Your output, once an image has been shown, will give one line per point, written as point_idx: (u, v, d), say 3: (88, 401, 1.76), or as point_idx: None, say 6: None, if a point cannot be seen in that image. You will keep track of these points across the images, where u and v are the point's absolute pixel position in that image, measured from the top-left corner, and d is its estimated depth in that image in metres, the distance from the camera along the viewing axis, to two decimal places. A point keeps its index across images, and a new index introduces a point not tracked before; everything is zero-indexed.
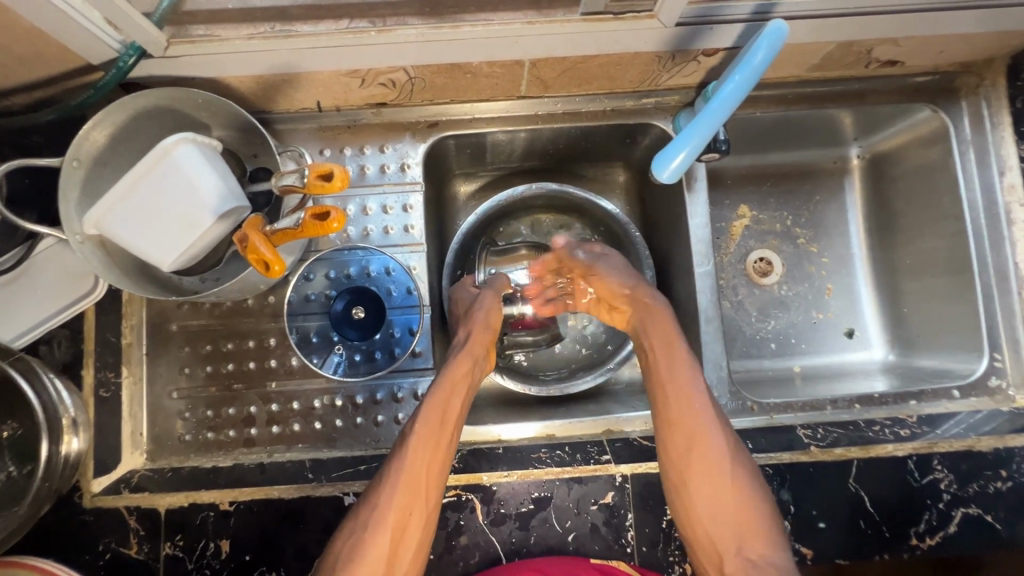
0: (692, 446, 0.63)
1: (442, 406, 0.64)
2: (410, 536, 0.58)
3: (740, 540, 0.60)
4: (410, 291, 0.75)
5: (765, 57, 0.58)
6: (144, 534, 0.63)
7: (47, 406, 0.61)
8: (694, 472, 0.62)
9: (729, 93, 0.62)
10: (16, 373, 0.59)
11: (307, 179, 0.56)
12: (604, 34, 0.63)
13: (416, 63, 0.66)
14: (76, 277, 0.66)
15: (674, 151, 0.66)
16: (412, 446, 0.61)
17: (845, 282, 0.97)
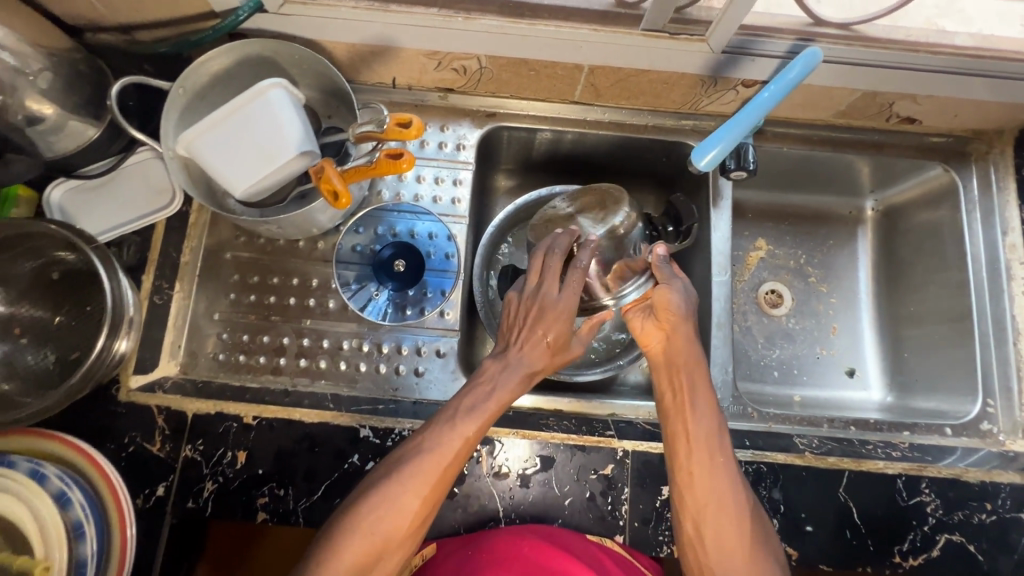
0: (721, 520, 0.62)
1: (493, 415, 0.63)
2: (417, 530, 0.59)
3: None
4: (448, 256, 0.81)
5: (800, 75, 0.68)
6: (168, 433, 0.67)
7: (115, 296, 0.65)
8: (714, 526, 0.61)
9: (764, 100, 0.72)
10: (95, 259, 0.64)
11: (387, 126, 0.62)
12: (658, 51, 0.72)
13: (490, 53, 0.74)
14: (158, 191, 0.74)
15: (711, 145, 0.74)
16: (455, 448, 0.59)
17: (850, 322, 1.03)
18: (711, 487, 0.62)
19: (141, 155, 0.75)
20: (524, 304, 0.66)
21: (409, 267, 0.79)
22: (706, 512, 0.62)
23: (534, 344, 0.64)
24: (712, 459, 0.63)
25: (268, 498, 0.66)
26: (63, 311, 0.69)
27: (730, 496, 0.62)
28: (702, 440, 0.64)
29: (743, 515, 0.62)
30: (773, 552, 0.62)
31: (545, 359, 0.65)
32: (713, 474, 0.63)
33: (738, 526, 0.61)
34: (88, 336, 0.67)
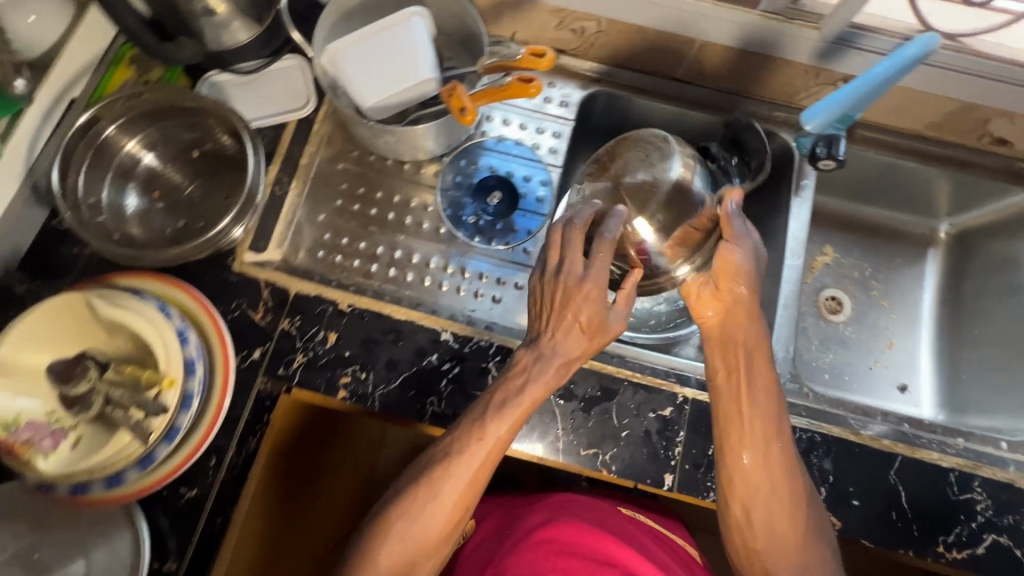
0: (773, 514, 0.62)
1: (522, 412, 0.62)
2: (455, 527, 0.62)
3: None
4: (539, 199, 0.86)
5: (919, 50, 0.68)
6: (271, 305, 0.73)
7: (255, 176, 0.73)
8: (771, 518, 0.63)
9: (874, 74, 0.72)
10: (248, 138, 0.73)
11: (523, 55, 0.67)
12: (770, 34, 0.77)
13: (612, 16, 0.81)
14: (293, 95, 0.82)
15: (817, 111, 0.78)
16: (483, 451, 0.61)
17: (908, 339, 1.04)
18: (767, 475, 0.63)
19: (284, 62, 0.83)
20: (551, 285, 0.62)
21: (503, 201, 0.86)
22: (757, 509, 0.63)
23: (567, 329, 0.61)
24: (774, 441, 0.64)
25: (350, 378, 0.71)
26: (193, 184, 0.75)
27: (788, 474, 0.63)
28: (756, 429, 0.64)
29: (798, 512, 0.63)
30: (824, 537, 0.64)
31: (579, 348, 0.62)
32: (775, 458, 0.63)
33: (795, 520, 0.63)
34: (218, 211, 0.74)
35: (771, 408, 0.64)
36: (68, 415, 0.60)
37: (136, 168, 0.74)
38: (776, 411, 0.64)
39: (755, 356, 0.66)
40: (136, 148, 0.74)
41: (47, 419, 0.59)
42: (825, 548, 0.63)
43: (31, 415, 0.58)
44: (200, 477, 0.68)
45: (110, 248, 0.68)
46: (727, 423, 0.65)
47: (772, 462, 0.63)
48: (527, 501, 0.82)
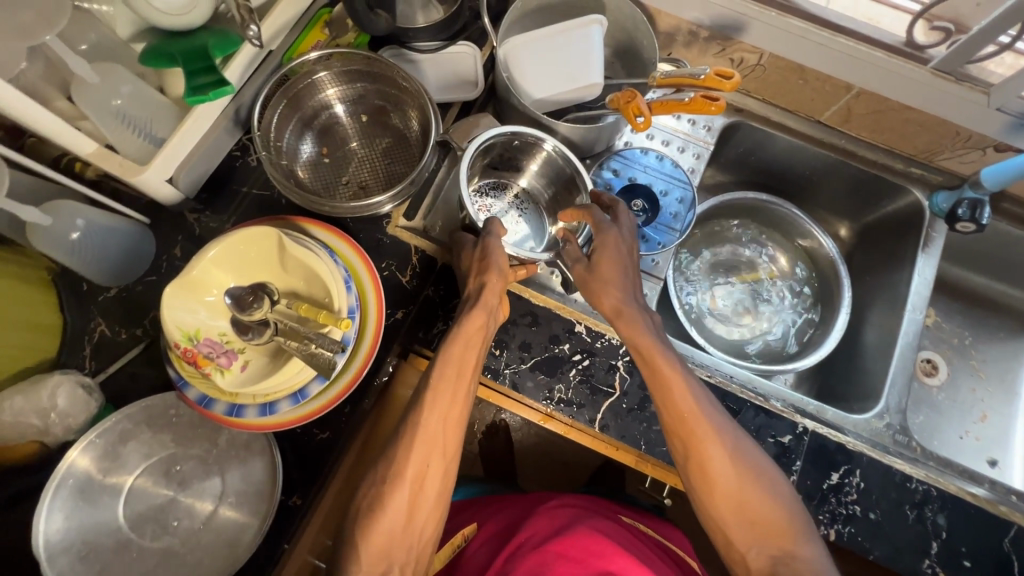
0: (707, 468, 0.65)
1: (459, 360, 0.68)
2: (428, 490, 0.65)
3: (763, 539, 0.63)
4: (674, 215, 0.88)
5: None
6: (419, 270, 0.77)
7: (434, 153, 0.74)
8: (710, 471, 0.65)
9: None
10: (433, 116, 0.74)
11: (708, 74, 0.71)
12: (936, 92, 0.78)
13: (777, 53, 0.83)
14: (463, 82, 0.86)
15: (996, 170, 0.83)
16: (431, 406, 0.66)
17: (1002, 413, 1.03)
18: (702, 441, 0.65)
19: (460, 47, 0.85)
20: (470, 258, 0.73)
21: (642, 210, 0.88)
22: (725, 511, 0.64)
23: (481, 281, 0.70)
24: (686, 402, 0.67)
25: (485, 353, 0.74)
26: (372, 146, 0.80)
27: (722, 447, 0.65)
28: (686, 404, 0.66)
29: (770, 506, 0.63)
30: (782, 491, 0.65)
31: (495, 286, 0.70)
32: (697, 423, 0.66)
33: (749, 488, 0.64)
34: (385, 181, 0.78)
35: (685, 396, 0.67)
36: (238, 339, 0.64)
37: (317, 118, 0.79)
38: (693, 381, 0.68)
39: (669, 355, 0.69)
40: (333, 96, 0.79)
41: (221, 338, 0.63)
42: (783, 497, 0.64)
43: (209, 332, 0.62)
44: (332, 420, 0.70)
45: (284, 184, 0.69)
46: (665, 397, 0.68)
47: (708, 442, 0.65)
48: (527, 507, 0.87)
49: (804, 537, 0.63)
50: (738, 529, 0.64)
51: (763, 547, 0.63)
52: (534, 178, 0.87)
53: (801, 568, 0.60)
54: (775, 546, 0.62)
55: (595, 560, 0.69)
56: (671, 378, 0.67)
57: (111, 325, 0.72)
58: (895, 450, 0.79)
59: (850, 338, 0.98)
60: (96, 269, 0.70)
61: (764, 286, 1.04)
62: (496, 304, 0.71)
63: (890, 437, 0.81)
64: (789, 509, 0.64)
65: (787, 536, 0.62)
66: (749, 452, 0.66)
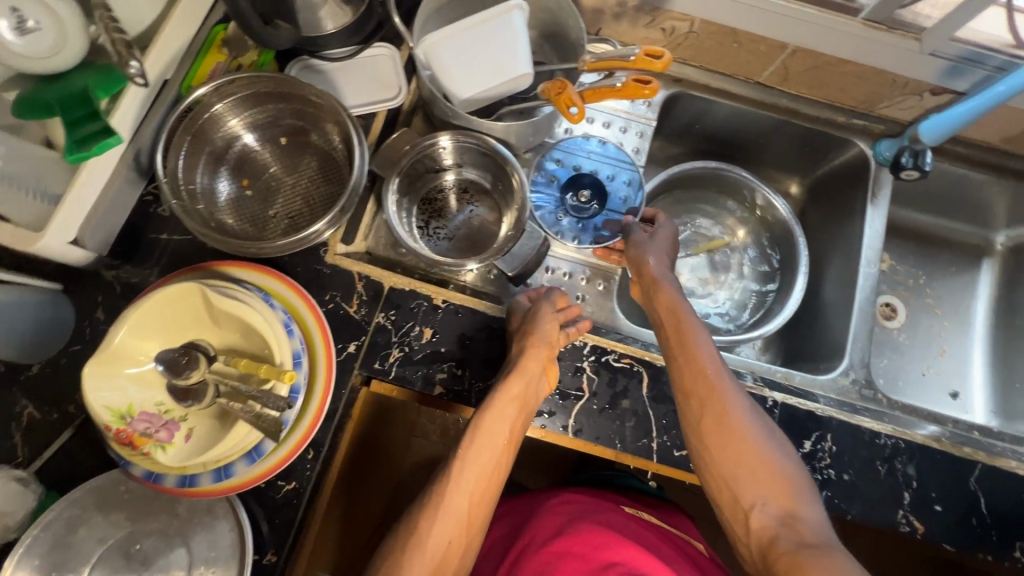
0: (720, 423, 0.65)
1: (495, 435, 0.67)
2: (450, 566, 0.62)
3: (767, 498, 0.61)
4: (623, 201, 0.87)
5: None
6: (365, 298, 0.72)
7: (362, 174, 0.69)
8: (721, 427, 0.64)
9: (997, 93, 0.74)
10: (355, 135, 0.69)
11: (637, 55, 0.68)
12: (870, 43, 0.76)
13: (707, 18, 0.80)
14: (383, 84, 0.79)
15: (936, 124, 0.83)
16: (463, 474, 0.65)
17: (959, 348, 1.06)
18: (716, 392, 0.66)
19: (377, 50, 0.80)
20: (519, 322, 0.72)
21: (592, 199, 0.87)
22: (733, 467, 0.63)
23: (526, 344, 0.68)
24: (706, 355, 0.68)
25: (447, 374, 0.71)
26: (292, 171, 0.74)
27: (733, 401, 0.66)
28: (706, 356, 0.68)
29: (777, 464, 0.62)
30: (789, 458, 0.64)
31: (540, 359, 0.67)
32: (715, 378, 0.67)
33: (757, 447, 0.63)
34: (316, 209, 0.73)
35: (708, 350, 0.69)
36: (177, 406, 0.59)
37: (230, 150, 0.73)
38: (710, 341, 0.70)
39: (693, 319, 0.72)
40: (237, 125, 0.73)
41: (159, 409, 0.58)
42: (788, 457, 0.64)
43: (143, 405, 0.57)
44: (297, 469, 0.67)
45: (208, 233, 0.65)
46: (686, 352, 0.69)
47: (722, 398, 0.66)
48: (534, 505, 0.86)
49: (808, 501, 0.61)
50: (743, 484, 0.62)
51: (767, 508, 0.61)
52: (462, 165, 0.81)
53: (805, 529, 0.58)
54: (778, 506, 0.61)
55: (597, 553, 0.68)
56: (689, 336, 0.70)
57: (39, 406, 0.67)
58: (860, 404, 0.81)
59: (810, 296, 0.98)
60: (9, 350, 0.64)
61: (721, 253, 1.04)
62: (541, 381, 0.68)
63: (856, 392, 0.82)
64: (792, 471, 0.63)
65: (792, 496, 0.61)
66: (759, 417, 0.66)
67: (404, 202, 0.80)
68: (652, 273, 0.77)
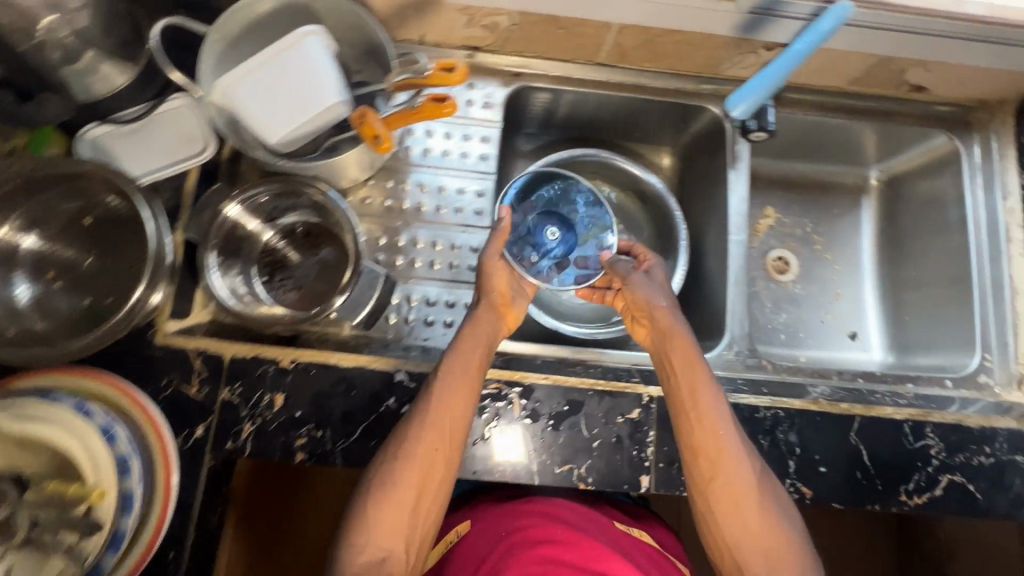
0: (732, 496, 0.63)
1: (461, 385, 0.66)
2: (416, 537, 0.62)
3: (770, 567, 0.61)
4: (477, 213, 0.84)
5: (833, 25, 0.71)
6: (206, 375, 0.68)
7: (160, 242, 0.65)
8: (723, 496, 0.63)
9: (798, 52, 0.76)
10: (139, 199, 0.65)
11: (430, 71, 0.64)
12: (688, 9, 0.73)
13: (522, 9, 0.75)
14: (189, 138, 0.72)
15: (748, 93, 0.84)
16: (425, 448, 0.63)
17: (852, 289, 1.07)
18: (726, 459, 0.64)
19: (176, 101, 0.73)
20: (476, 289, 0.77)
21: (561, 237, 0.87)
22: (735, 534, 0.63)
23: (487, 306, 0.73)
24: (715, 419, 0.65)
25: (306, 439, 0.67)
26: (95, 254, 0.69)
27: (741, 468, 0.64)
28: (716, 418, 0.65)
29: (782, 535, 0.62)
30: (793, 527, 0.63)
31: (489, 315, 0.73)
32: (719, 444, 0.64)
33: (769, 519, 0.62)
34: (118, 282, 0.67)
35: (722, 412, 0.65)
36: None
37: (20, 253, 0.66)
38: (720, 399, 0.67)
39: (709, 376, 0.68)
40: (9, 233, 0.66)
41: None
42: (795, 528, 0.63)
43: None
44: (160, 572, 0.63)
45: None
46: (697, 414, 0.66)
47: (733, 470, 0.63)
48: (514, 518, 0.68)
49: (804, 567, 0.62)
50: (747, 552, 0.62)
51: None
52: (282, 211, 0.76)
53: None
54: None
55: (593, 565, 0.59)
56: (704, 401, 0.66)
57: None
58: (745, 376, 0.80)
59: (694, 269, 0.96)
60: None
61: None
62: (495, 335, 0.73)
63: (740, 364, 0.82)
64: (798, 540, 0.63)
65: (789, 565, 0.61)
66: (769, 484, 0.65)
67: (240, 271, 0.74)
68: (665, 318, 0.73)
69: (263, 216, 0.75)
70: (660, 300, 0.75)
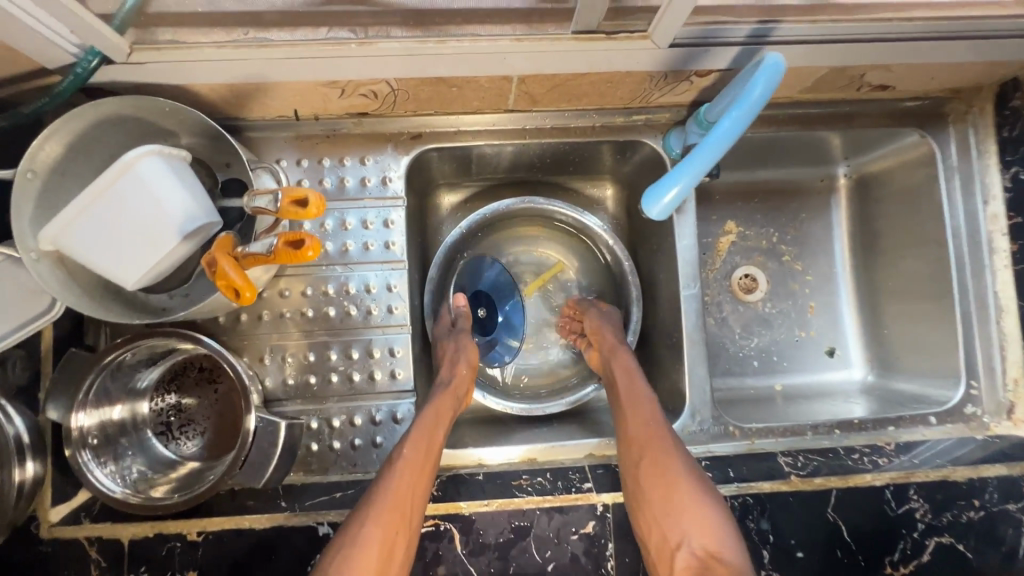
0: (660, 470, 0.62)
1: (425, 435, 0.65)
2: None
3: (695, 541, 0.57)
4: (391, 310, 0.73)
5: (764, 92, 0.55)
6: (105, 566, 0.60)
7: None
8: (655, 474, 0.62)
9: (726, 130, 0.58)
10: None
11: (281, 206, 0.55)
12: (596, 53, 0.60)
13: (399, 76, 0.62)
14: (33, 293, 0.60)
15: (666, 188, 0.61)
16: (375, 494, 0.59)
17: (828, 302, 0.96)
18: (659, 444, 0.64)
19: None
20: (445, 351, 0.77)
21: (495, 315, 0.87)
22: (665, 514, 0.60)
23: (450, 364, 0.75)
24: (645, 414, 0.67)
25: None
26: None
27: (672, 452, 0.63)
28: (646, 410, 0.68)
29: (709, 513, 0.59)
30: (722, 510, 0.59)
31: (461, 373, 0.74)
32: (651, 433, 0.65)
33: (695, 494, 0.60)
34: None
35: (653, 407, 0.68)
36: None
37: None
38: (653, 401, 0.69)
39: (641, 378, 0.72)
40: None
41: None
42: (723, 511, 0.59)
43: None
44: None
45: None
46: (630, 407, 0.69)
47: (665, 454, 0.63)
48: None
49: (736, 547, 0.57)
50: (675, 530, 0.59)
51: (695, 553, 0.57)
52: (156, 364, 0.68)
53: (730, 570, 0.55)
54: (703, 547, 0.57)
55: None
56: (636, 398, 0.69)
57: None
58: (711, 450, 0.73)
59: (650, 317, 0.87)
60: None
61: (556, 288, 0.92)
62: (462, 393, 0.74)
63: (705, 435, 0.75)
64: (725, 520, 0.59)
65: (717, 542, 0.57)
66: (699, 471, 0.62)
67: (133, 440, 0.66)
68: (610, 341, 0.77)
69: (134, 380, 0.66)
70: (606, 322, 0.79)
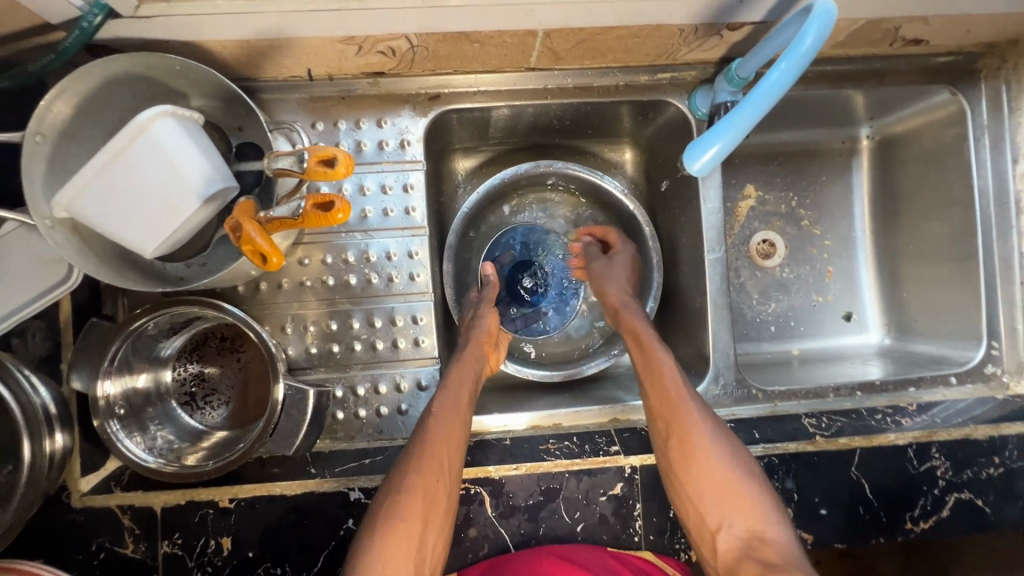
0: (686, 443, 0.60)
1: (451, 413, 0.63)
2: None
3: (733, 519, 0.56)
4: (413, 277, 0.72)
5: (814, 40, 0.52)
6: (140, 532, 0.61)
7: (24, 404, 0.56)
8: (684, 447, 0.60)
9: (774, 82, 0.55)
10: None
11: (307, 165, 0.53)
12: (628, 5, 0.58)
13: (420, 31, 0.59)
14: (48, 263, 0.58)
15: (707, 145, 0.59)
16: (409, 481, 0.57)
17: (846, 265, 0.95)
18: (684, 416, 0.62)
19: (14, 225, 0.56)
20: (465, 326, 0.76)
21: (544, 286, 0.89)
22: (701, 491, 0.58)
23: (473, 339, 0.73)
24: (665, 378, 0.64)
25: None
26: None
27: (698, 424, 0.61)
28: (668, 375, 0.64)
29: (743, 486, 0.58)
30: (759, 484, 0.58)
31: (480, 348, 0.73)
32: (676, 402, 0.62)
33: (730, 469, 0.58)
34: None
35: (674, 370, 0.65)
36: None
37: None
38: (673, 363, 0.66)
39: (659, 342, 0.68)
40: None
41: None
42: (758, 484, 0.58)
43: None
44: None
45: None
46: (649, 371, 0.66)
47: (694, 426, 0.61)
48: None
49: (774, 518, 0.56)
50: (710, 506, 0.58)
51: (736, 533, 0.56)
52: (178, 334, 0.67)
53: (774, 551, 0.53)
54: (745, 528, 0.56)
55: None
56: (656, 363, 0.66)
57: None
58: (735, 412, 0.74)
59: (671, 282, 0.86)
60: None
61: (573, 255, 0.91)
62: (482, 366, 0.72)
63: (729, 398, 0.75)
64: (761, 492, 0.58)
65: (756, 519, 0.56)
66: (730, 441, 0.61)
67: (159, 411, 0.65)
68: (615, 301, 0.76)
69: (158, 351, 0.66)
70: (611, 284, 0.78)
